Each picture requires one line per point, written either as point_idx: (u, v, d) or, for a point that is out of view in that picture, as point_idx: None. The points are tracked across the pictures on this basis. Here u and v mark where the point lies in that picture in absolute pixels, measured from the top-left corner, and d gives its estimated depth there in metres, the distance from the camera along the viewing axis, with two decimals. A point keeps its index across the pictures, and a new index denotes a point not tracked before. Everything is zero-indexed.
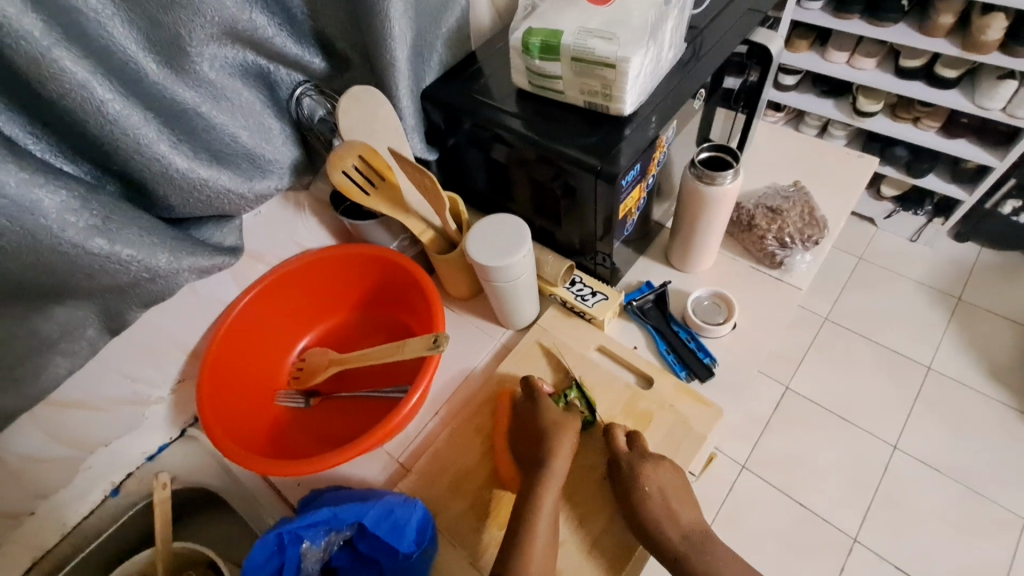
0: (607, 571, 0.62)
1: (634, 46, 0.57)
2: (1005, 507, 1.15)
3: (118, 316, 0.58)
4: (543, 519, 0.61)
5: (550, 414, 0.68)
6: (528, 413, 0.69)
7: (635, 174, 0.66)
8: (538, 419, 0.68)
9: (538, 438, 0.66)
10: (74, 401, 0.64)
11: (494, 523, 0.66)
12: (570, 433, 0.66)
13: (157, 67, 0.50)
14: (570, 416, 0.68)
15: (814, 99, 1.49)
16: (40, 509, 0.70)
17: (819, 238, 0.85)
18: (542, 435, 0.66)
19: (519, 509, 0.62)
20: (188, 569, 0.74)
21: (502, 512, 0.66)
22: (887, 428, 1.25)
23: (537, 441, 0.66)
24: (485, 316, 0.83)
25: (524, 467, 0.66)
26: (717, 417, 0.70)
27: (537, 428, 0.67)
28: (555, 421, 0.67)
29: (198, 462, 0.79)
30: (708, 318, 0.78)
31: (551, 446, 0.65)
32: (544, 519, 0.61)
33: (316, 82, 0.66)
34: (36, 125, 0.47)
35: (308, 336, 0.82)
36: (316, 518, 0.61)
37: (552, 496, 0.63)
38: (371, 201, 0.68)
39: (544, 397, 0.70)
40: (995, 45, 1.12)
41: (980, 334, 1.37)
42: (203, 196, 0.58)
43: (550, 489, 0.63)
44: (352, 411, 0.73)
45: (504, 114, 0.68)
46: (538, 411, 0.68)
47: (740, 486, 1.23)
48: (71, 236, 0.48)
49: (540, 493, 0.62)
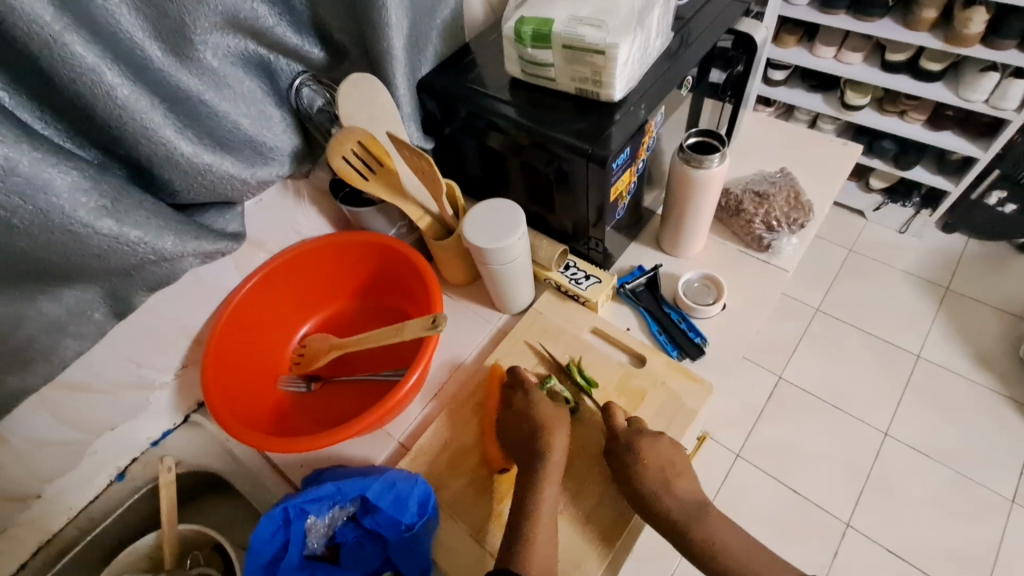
0: (601, 542, 0.64)
1: (622, 33, 0.59)
2: (993, 490, 1.18)
3: (125, 298, 0.60)
4: (547, 497, 0.63)
5: (543, 409, 0.69)
6: (522, 404, 0.70)
7: (625, 157, 0.68)
8: (530, 415, 0.69)
9: (530, 430, 0.68)
10: (81, 385, 0.66)
11: (504, 500, 0.68)
12: (560, 430, 0.68)
13: (163, 55, 0.52)
14: (559, 412, 0.70)
15: (803, 94, 1.52)
16: (47, 493, 0.71)
17: (805, 221, 0.87)
18: (534, 431, 0.67)
19: (522, 489, 0.64)
20: (194, 550, 0.76)
21: (507, 491, 0.68)
22: (877, 414, 1.28)
23: (530, 436, 0.67)
24: (481, 301, 0.85)
25: (517, 455, 0.67)
26: (707, 393, 0.71)
27: (527, 425, 0.68)
28: (546, 418, 0.68)
29: (202, 447, 0.81)
30: (698, 299, 0.80)
31: (543, 445, 0.66)
32: (546, 504, 0.63)
33: (314, 72, 0.67)
34: (47, 109, 0.49)
35: (310, 322, 0.84)
36: (320, 493, 0.63)
37: (554, 485, 0.65)
38: (371, 186, 0.70)
39: (532, 388, 0.71)
40: (976, 37, 1.15)
41: (968, 323, 1.39)
42: (208, 181, 0.60)
43: (554, 476, 0.65)
44: (352, 393, 0.75)
45: (498, 102, 0.70)
46: (531, 406, 0.70)
47: (735, 473, 1.25)
48: (81, 216, 0.50)
49: (545, 471, 0.65)
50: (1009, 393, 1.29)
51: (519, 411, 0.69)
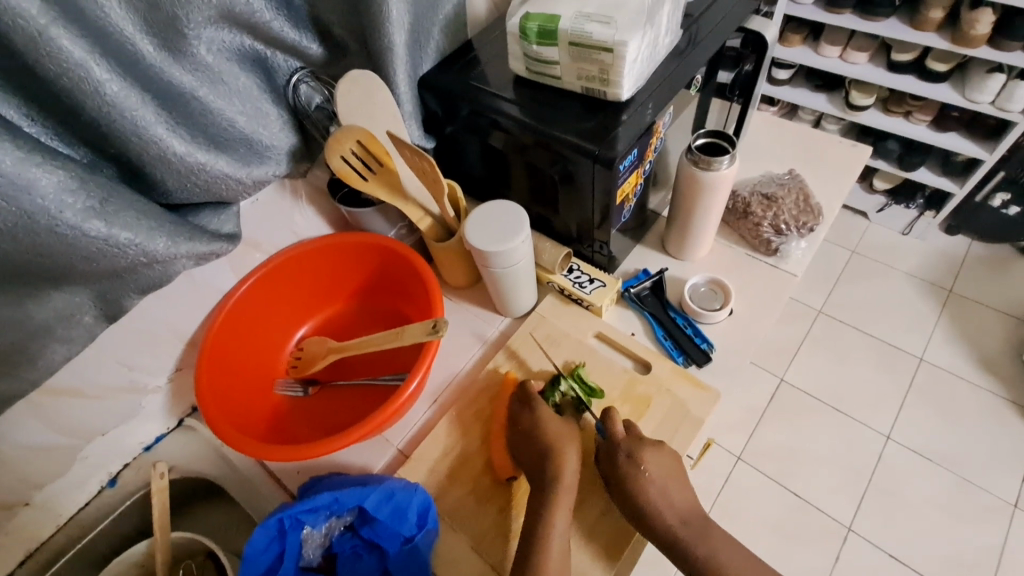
0: (605, 554, 0.63)
1: (631, 30, 0.57)
2: (996, 495, 1.17)
3: (116, 302, 0.58)
4: (561, 519, 0.61)
5: (552, 430, 0.67)
6: (528, 421, 0.68)
7: (632, 159, 0.66)
8: (536, 436, 0.66)
9: (540, 451, 0.65)
10: (72, 389, 0.64)
11: (512, 508, 0.66)
12: (570, 450, 0.65)
13: (155, 49, 0.50)
14: (568, 429, 0.67)
15: (807, 93, 1.50)
16: (35, 500, 0.70)
17: (814, 224, 0.86)
18: (544, 452, 0.65)
19: (534, 506, 0.62)
20: (186, 559, 0.74)
21: (519, 498, 0.67)
22: (879, 418, 1.26)
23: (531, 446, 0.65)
24: (483, 304, 0.83)
25: (527, 470, 0.65)
26: (714, 401, 0.70)
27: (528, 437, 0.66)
28: (555, 438, 0.66)
29: (197, 452, 0.79)
30: (705, 304, 0.78)
31: (553, 470, 0.63)
32: (558, 528, 0.60)
33: (312, 68, 0.65)
34: (33, 106, 0.47)
35: (306, 325, 0.82)
36: (317, 502, 0.62)
37: (566, 506, 0.62)
38: (371, 187, 0.68)
39: (536, 398, 0.69)
40: (984, 38, 1.13)
41: (971, 326, 1.38)
42: (201, 180, 0.58)
43: (565, 498, 0.62)
44: (351, 398, 0.73)
45: (501, 100, 0.68)
46: (537, 424, 0.67)
47: (737, 476, 1.23)
48: (68, 217, 0.48)
49: (557, 492, 0.62)
50: (1012, 397, 1.27)
51: (526, 430, 0.67)
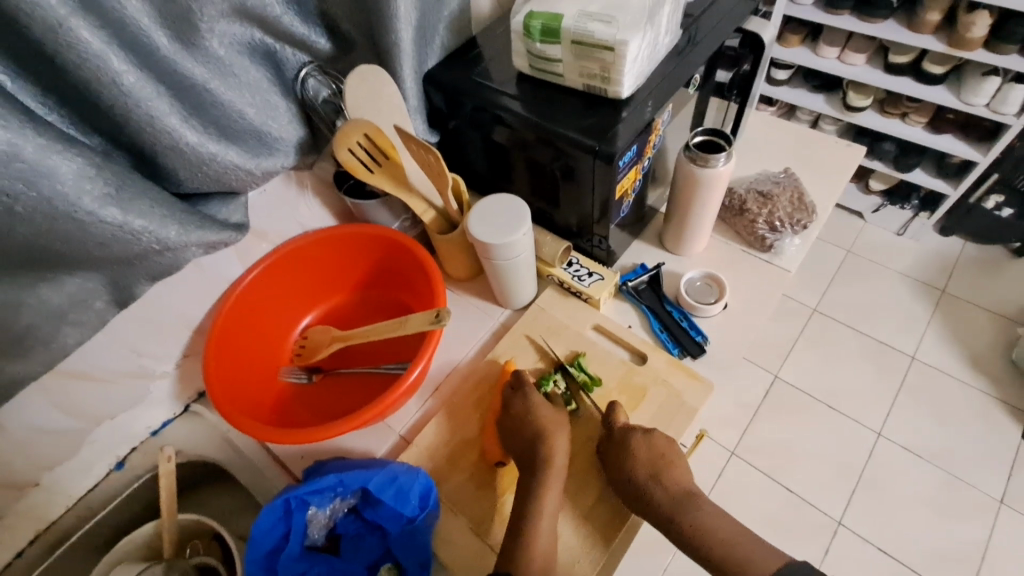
0: (598, 538, 0.65)
1: (633, 29, 0.59)
2: (983, 491, 1.19)
3: (127, 288, 0.59)
4: (550, 497, 0.63)
5: (541, 415, 0.68)
6: (520, 409, 0.69)
7: (632, 155, 0.68)
8: (529, 422, 0.68)
9: (530, 439, 0.67)
10: (82, 373, 0.66)
11: (506, 494, 0.68)
12: (558, 435, 0.67)
13: (169, 42, 0.52)
14: (558, 417, 0.69)
15: (805, 94, 1.51)
16: (45, 481, 0.72)
17: (808, 222, 0.88)
18: (534, 439, 0.66)
19: (529, 488, 0.64)
20: (194, 539, 0.76)
21: (509, 484, 0.69)
22: (871, 415, 1.29)
23: (525, 436, 0.67)
24: (483, 296, 0.85)
25: (517, 455, 0.67)
26: (707, 392, 0.72)
27: (522, 426, 0.68)
28: (546, 423, 0.68)
29: (201, 438, 0.80)
30: (700, 298, 0.81)
31: (544, 454, 0.65)
32: (548, 507, 0.63)
33: (320, 63, 0.67)
34: (49, 94, 0.49)
35: (310, 314, 0.84)
36: (323, 484, 0.63)
37: (555, 488, 0.64)
38: (376, 179, 0.70)
39: (531, 390, 0.70)
40: (980, 41, 1.15)
41: (964, 325, 1.40)
42: (212, 170, 0.59)
43: (555, 480, 0.64)
44: (353, 386, 0.75)
45: (504, 96, 0.69)
46: (529, 411, 0.69)
47: (729, 471, 1.25)
48: (86, 204, 0.49)
49: (546, 476, 0.64)
50: (1002, 396, 1.30)
51: (520, 416, 0.68)
